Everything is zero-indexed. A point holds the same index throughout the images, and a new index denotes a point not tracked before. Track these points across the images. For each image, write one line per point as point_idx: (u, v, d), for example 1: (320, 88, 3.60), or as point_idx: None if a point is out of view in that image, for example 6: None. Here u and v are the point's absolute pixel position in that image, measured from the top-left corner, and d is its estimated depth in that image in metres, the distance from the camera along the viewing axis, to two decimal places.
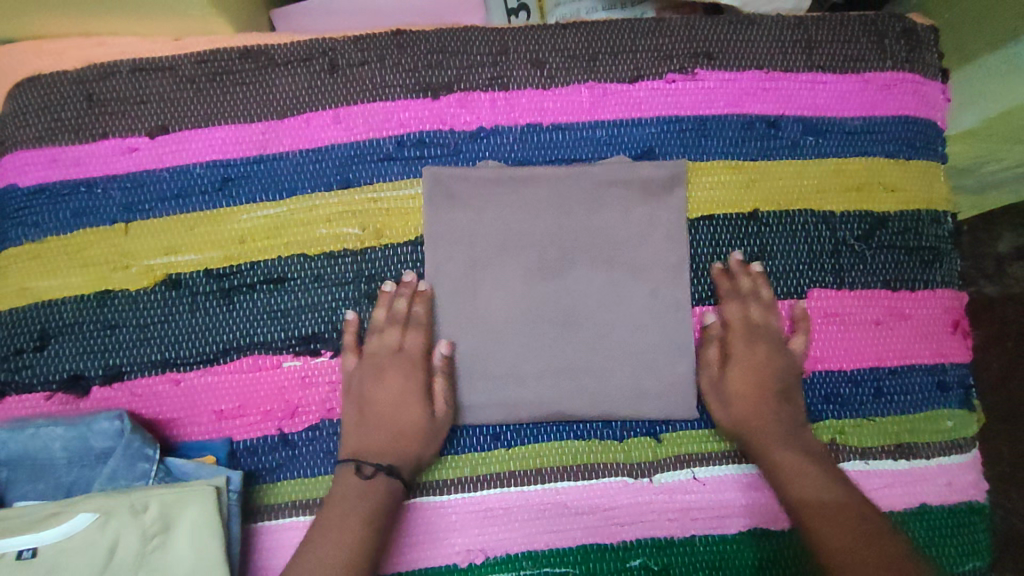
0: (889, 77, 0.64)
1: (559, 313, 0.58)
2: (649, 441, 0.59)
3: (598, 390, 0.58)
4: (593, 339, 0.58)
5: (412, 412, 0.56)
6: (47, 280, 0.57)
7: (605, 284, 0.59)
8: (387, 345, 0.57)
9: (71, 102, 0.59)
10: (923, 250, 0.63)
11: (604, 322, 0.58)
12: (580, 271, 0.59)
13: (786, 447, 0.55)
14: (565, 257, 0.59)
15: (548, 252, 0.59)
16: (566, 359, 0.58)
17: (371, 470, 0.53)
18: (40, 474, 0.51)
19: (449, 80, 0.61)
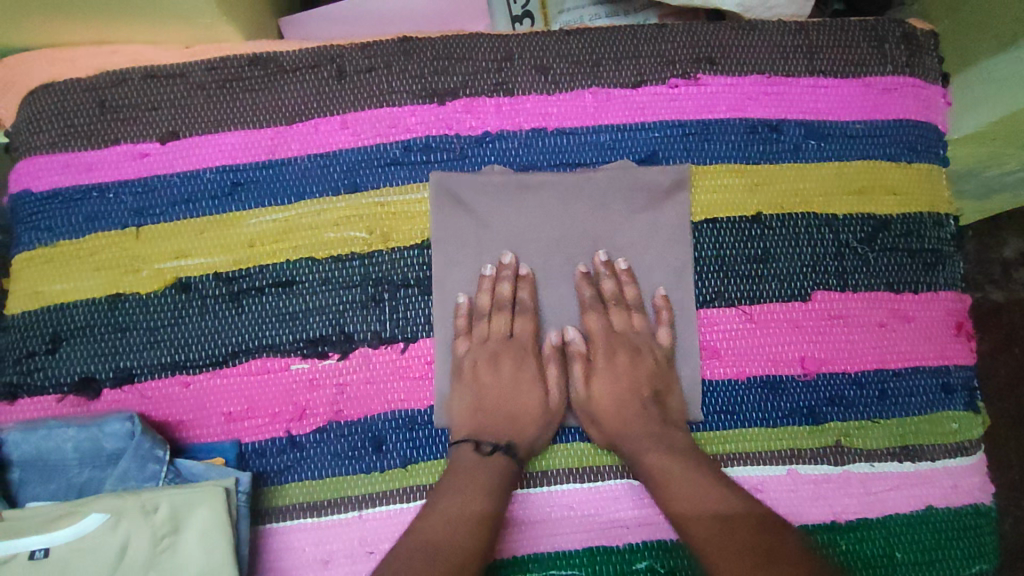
0: (890, 82, 0.65)
1: None
2: None
3: None
4: None
5: (532, 396, 0.59)
6: (59, 284, 0.58)
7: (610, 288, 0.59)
8: (498, 330, 0.60)
9: (83, 109, 0.60)
10: (926, 252, 0.63)
11: None
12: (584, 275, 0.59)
13: (655, 450, 0.56)
14: None
15: None
16: None
17: (489, 447, 0.56)
18: (52, 474, 0.51)
19: (455, 86, 0.62)
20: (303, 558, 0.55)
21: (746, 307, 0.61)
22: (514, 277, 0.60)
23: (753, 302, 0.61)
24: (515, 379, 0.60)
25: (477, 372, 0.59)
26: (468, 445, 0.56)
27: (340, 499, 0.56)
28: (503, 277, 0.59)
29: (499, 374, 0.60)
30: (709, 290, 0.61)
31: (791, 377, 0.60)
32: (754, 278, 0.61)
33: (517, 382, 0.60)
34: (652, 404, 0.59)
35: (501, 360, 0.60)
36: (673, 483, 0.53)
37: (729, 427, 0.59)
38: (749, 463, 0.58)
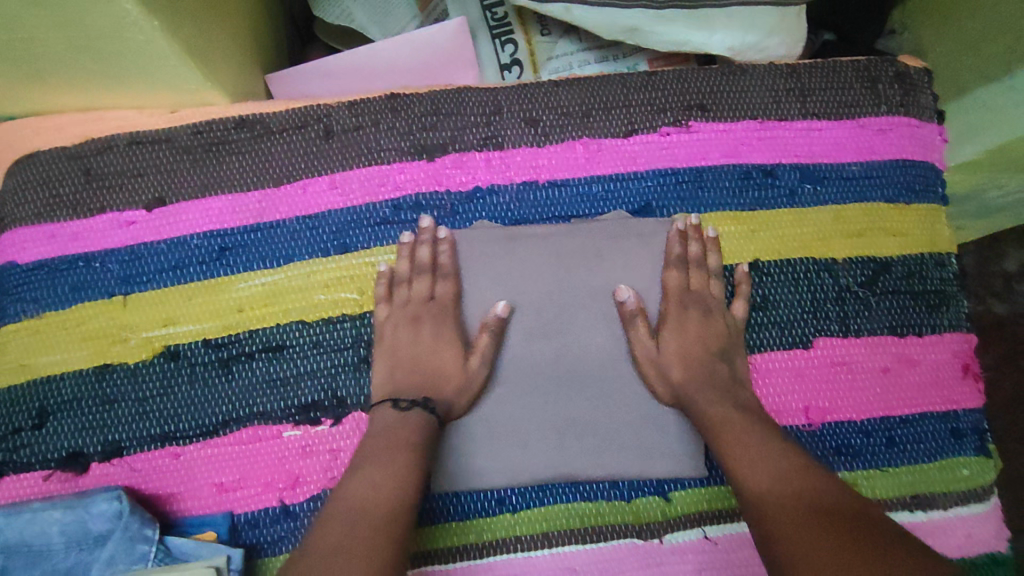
0: (883, 122, 0.64)
1: (560, 369, 0.58)
2: (658, 501, 0.57)
3: (605, 450, 0.57)
4: (594, 394, 0.58)
5: (447, 360, 0.57)
6: (47, 356, 0.57)
7: (606, 340, 0.58)
8: (418, 295, 0.58)
9: (69, 177, 0.60)
10: (928, 294, 0.62)
11: (606, 378, 0.58)
12: (579, 327, 0.58)
13: (724, 405, 0.54)
14: (564, 313, 0.58)
15: (546, 307, 0.58)
16: (569, 417, 0.57)
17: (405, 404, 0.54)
18: (38, 559, 0.49)
19: (444, 142, 0.62)
20: None
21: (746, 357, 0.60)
22: (433, 241, 0.58)
23: (754, 350, 0.60)
24: (433, 343, 0.57)
25: (396, 335, 0.57)
26: (387, 405, 0.54)
27: None
28: (422, 243, 0.58)
29: (417, 337, 0.57)
30: None
31: (797, 428, 0.59)
32: (754, 327, 0.60)
33: (437, 345, 0.57)
34: (721, 369, 0.57)
35: (420, 324, 0.57)
36: (744, 452, 0.50)
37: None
38: None
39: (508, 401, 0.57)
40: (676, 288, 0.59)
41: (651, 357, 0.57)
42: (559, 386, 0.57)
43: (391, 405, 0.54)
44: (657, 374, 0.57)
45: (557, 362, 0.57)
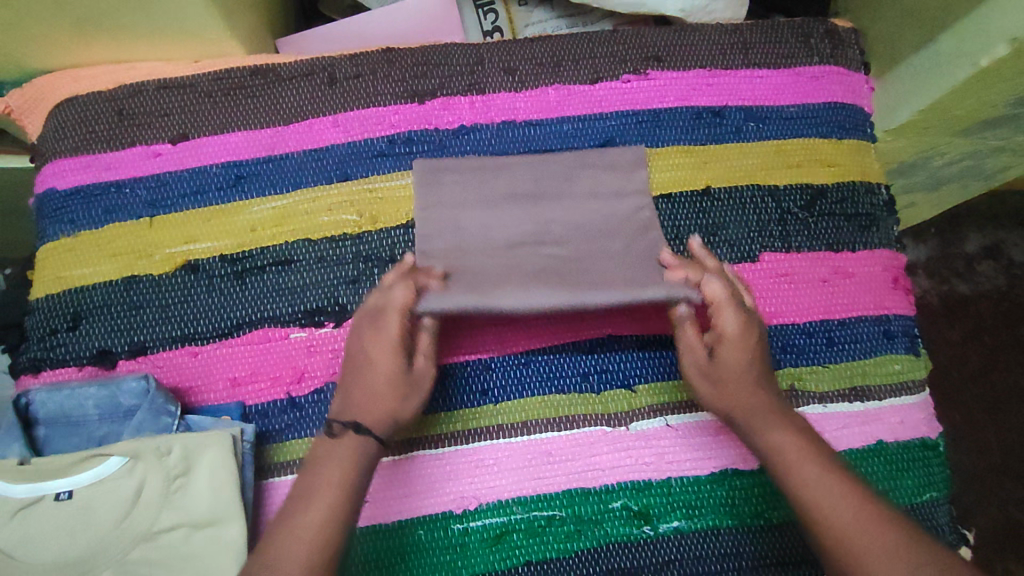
0: (816, 70, 0.73)
1: (543, 266, 0.63)
2: (625, 393, 0.65)
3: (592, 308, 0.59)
4: (578, 278, 0.61)
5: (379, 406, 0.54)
6: (80, 268, 0.65)
7: (581, 245, 0.65)
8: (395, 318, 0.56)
9: (103, 117, 0.68)
10: (860, 216, 0.70)
11: (587, 269, 0.63)
12: (557, 236, 0.65)
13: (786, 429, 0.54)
14: (542, 225, 0.65)
15: (525, 222, 0.66)
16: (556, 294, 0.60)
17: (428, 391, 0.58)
18: (74, 429, 0.56)
19: (433, 88, 0.70)
20: None
21: None
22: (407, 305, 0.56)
23: None
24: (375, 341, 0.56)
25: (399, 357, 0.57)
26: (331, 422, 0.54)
27: None
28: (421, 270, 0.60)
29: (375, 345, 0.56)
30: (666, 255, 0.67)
31: None
32: (706, 244, 0.68)
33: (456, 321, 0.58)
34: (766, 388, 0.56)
35: (381, 322, 0.56)
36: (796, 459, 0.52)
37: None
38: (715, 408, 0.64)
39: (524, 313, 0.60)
40: (718, 293, 0.57)
41: (705, 389, 0.57)
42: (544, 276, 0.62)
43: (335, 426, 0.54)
44: (708, 381, 0.57)
45: (559, 270, 0.63)
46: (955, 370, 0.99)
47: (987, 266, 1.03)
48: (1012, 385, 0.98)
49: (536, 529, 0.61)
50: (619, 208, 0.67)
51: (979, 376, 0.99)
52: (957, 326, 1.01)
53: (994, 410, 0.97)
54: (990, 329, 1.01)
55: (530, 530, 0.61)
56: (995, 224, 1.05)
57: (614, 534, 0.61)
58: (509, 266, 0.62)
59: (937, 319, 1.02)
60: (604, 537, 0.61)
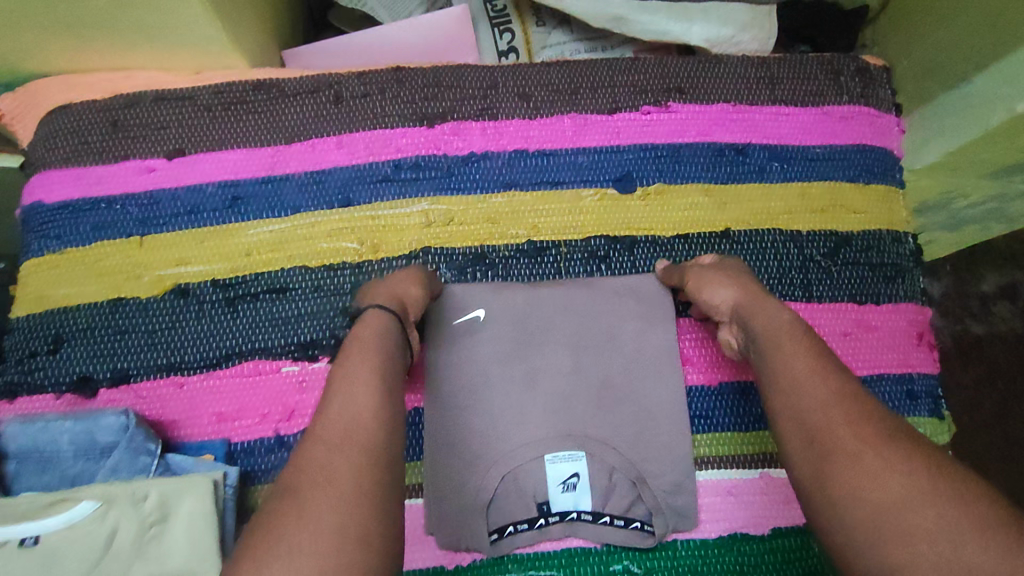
0: (846, 110, 0.70)
1: (529, 379, 0.60)
2: (627, 467, 0.58)
3: (562, 403, 0.60)
4: (557, 397, 0.60)
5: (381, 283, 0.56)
6: (64, 289, 0.61)
7: (571, 365, 0.61)
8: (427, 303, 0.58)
9: (96, 128, 0.65)
10: (886, 267, 0.67)
11: (571, 389, 0.60)
12: (546, 352, 0.61)
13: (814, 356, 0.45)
14: (532, 339, 0.62)
15: (516, 336, 0.62)
16: (539, 404, 0.60)
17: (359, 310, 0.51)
18: (46, 466, 0.53)
19: (443, 111, 0.67)
20: None
21: None
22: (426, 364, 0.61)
23: None
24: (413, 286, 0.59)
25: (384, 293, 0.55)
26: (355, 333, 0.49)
27: None
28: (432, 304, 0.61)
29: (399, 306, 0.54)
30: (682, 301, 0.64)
31: None
32: None
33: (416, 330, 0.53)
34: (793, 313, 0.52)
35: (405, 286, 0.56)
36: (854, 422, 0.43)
37: (704, 431, 0.62)
38: (740, 468, 0.61)
39: (509, 412, 0.59)
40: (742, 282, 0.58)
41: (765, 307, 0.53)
42: (527, 394, 0.60)
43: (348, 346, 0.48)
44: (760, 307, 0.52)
45: (544, 389, 0.60)
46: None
47: None
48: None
49: None
50: (611, 325, 0.62)
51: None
52: None
53: None
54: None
55: None
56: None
57: None
58: (494, 380, 0.60)
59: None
60: None
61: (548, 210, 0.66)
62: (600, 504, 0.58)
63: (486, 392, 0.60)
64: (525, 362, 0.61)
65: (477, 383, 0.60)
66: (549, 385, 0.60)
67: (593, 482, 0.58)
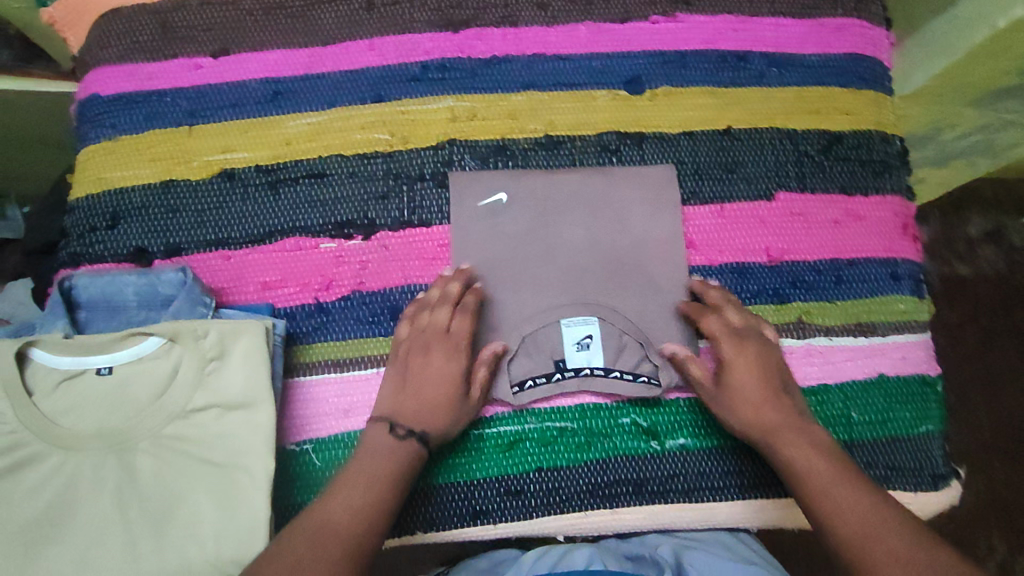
0: (840, 22, 0.75)
1: (546, 255, 0.66)
2: (633, 329, 0.65)
3: (577, 276, 0.66)
4: (572, 270, 0.66)
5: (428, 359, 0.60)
6: (120, 171, 0.67)
7: (586, 243, 0.67)
8: (438, 323, 0.61)
9: (147, 29, 0.70)
10: (874, 163, 0.72)
11: (585, 264, 0.66)
12: (561, 231, 0.67)
13: (799, 440, 0.56)
14: (549, 220, 0.67)
15: (534, 218, 0.67)
16: (555, 277, 0.66)
17: (404, 432, 0.57)
18: (114, 312, 0.59)
19: (467, 18, 0.72)
20: (325, 407, 0.63)
21: (718, 203, 0.70)
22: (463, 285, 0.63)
23: (724, 200, 0.70)
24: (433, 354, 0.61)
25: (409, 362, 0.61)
26: (384, 429, 0.57)
27: (360, 357, 0.64)
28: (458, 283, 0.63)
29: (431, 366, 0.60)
30: (686, 190, 0.70)
31: (759, 265, 0.69)
32: (724, 181, 0.70)
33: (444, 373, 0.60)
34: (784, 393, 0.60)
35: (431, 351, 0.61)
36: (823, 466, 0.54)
37: None
38: None
39: (528, 284, 0.66)
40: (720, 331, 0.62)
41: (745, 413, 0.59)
42: (545, 268, 0.66)
43: (386, 428, 0.57)
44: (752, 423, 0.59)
45: (561, 264, 0.66)
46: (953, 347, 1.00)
47: (989, 249, 1.04)
48: (1011, 366, 0.98)
49: (548, 439, 0.63)
50: (622, 209, 0.68)
51: (975, 355, 0.99)
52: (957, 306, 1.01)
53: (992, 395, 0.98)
54: (988, 311, 1.01)
55: (543, 438, 0.63)
56: (999, 210, 1.05)
57: (624, 447, 0.64)
58: (515, 257, 0.66)
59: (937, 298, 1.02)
60: (613, 449, 0.64)
61: (563, 109, 0.71)
62: (610, 361, 0.64)
63: (506, 266, 0.66)
64: (543, 240, 0.67)
65: (500, 259, 0.66)
66: (565, 261, 0.66)
67: (605, 343, 0.65)
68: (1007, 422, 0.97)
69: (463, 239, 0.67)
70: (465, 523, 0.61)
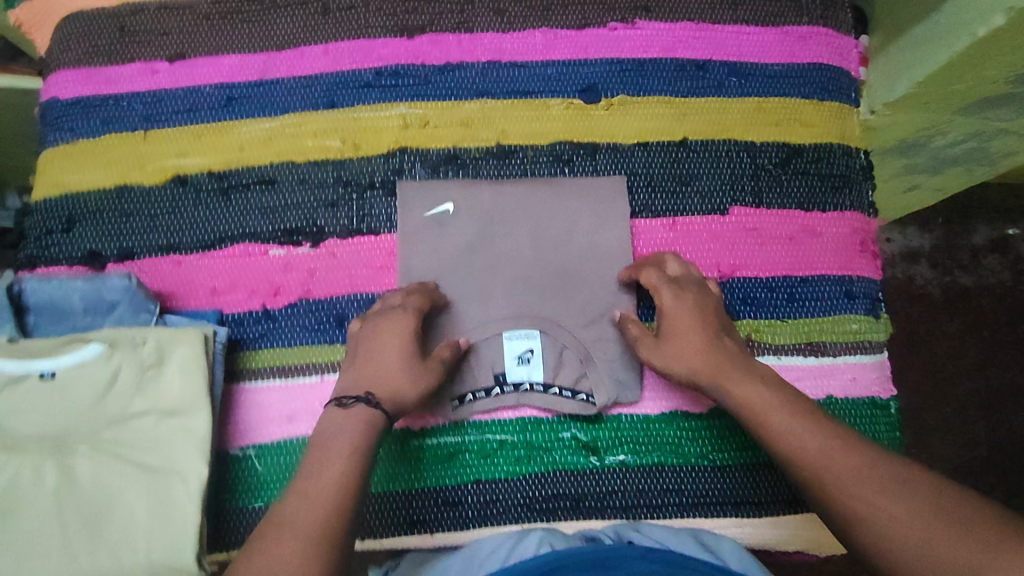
0: (805, 30, 0.73)
1: (491, 267, 0.67)
2: (575, 346, 0.65)
3: (520, 289, 0.66)
4: (516, 282, 0.66)
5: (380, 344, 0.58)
6: (76, 175, 0.68)
7: (531, 255, 0.67)
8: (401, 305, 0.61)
9: (105, 33, 0.71)
10: (833, 177, 0.71)
11: (530, 276, 0.66)
12: (507, 243, 0.67)
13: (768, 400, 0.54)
14: (495, 231, 0.67)
15: (480, 229, 0.67)
16: (498, 289, 0.66)
17: (351, 401, 0.54)
18: (62, 317, 0.61)
19: (423, 24, 0.72)
20: (269, 413, 0.64)
21: (670, 217, 0.69)
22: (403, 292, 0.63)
23: (677, 213, 0.69)
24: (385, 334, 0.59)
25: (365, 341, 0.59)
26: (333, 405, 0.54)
27: (305, 365, 0.65)
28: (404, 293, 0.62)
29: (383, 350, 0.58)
30: (638, 202, 0.69)
31: (709, 280, 0.68)
32: (678, 194, 0.70)
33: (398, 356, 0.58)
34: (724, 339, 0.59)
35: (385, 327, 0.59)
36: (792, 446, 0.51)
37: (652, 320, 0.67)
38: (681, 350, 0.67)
39: (472, 296, 0.66)
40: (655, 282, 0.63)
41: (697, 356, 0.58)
42: (489, 280, 0.66)
43: (336, 405, 0.54)
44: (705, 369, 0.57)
45: (506, 276, 0.66)
46: (950, 362, 0.97)
47: (993, 259, 1.00)
48: (1008, 382, 0.96)
49: (488, 451, 0.64)
50: (569, 221, 0.68)
51: (976, 370, 0.97)
52: (957, 319, 0.98)
53: (989, 408, 0.95)
54: (991, 324, 0.98)
55: (482, 451, 0.64)
56: (1006, 218, 1.01)
57: (563, 461, 0.65)
58: (460, 269, 0.66)
59: (937, 310, 0.99)
60: (552, 463, 0.64)
61: (518, 117, 0.71)
62: (550, 377, 0.65)
63: (451, 278, 0.66)
64: (488, 252, 0.67)
65: (445, 269, 0.66)
66: (509, 273, 0.67)
67: (545, 357, 0.65)
68: (1003, 436, 0.94)
69: (407, 249, 0.67)
70: (401, 531, 0.63)
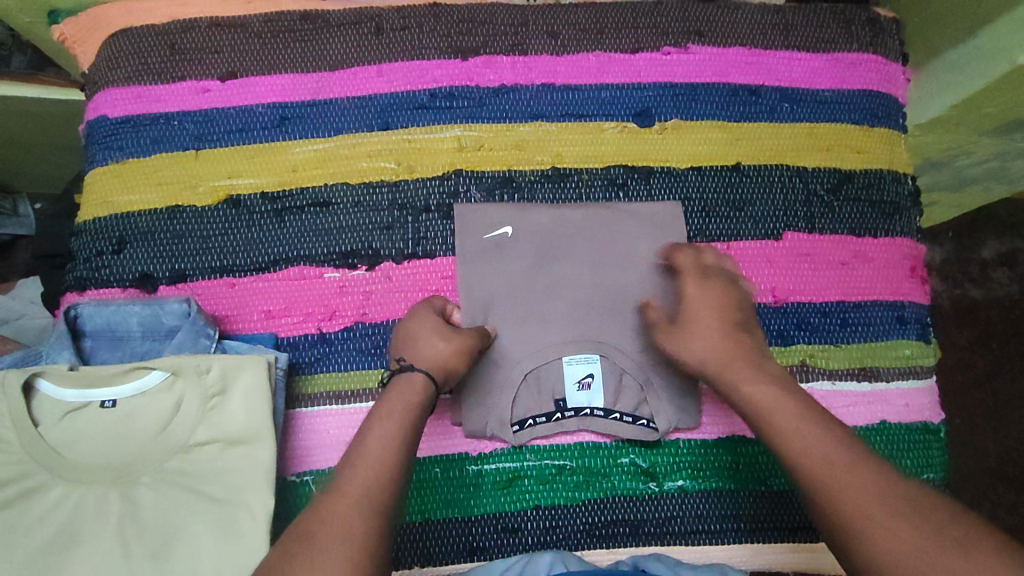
0: (855, 57, 0.74)
1: (550, 290, 0.66)
2: (634, 370, 0.65)
3: (581, 313, 0.66)
4: (576, 305, 0.66)
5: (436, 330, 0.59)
6: (126, 196, 0.67)
7: (590, 279, 0.67)
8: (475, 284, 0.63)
9: (155, 50, 0.70)
10: (884, 204, 0.72)
11: (589, 300, 0.66)
12: (567, 267, 0.67)
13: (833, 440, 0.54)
14: (553, 255, 0.67)
15: (539, 252, 0.67)
16: (558, 313, 0.66)
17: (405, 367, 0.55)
18: (119, 343, 0.60)
19: (476, 45, 0.71)
20: (327, 438, 0.63)
21: (724, 242, 0.69)
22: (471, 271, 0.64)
23: (731, 238, 0.70)
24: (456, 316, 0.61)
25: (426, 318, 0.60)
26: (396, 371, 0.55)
27: (360, 390, 0.64)
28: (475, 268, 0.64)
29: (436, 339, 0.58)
30: (692, 227, 0.69)
31: (764, 305, 0.68)
32: (731, 219, 0.70)
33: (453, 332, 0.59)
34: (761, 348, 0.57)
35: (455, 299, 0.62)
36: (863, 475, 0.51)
37: None
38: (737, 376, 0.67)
39: (532, 319, 0.66)
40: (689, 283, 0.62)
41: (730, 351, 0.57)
42: (549, 304, 0.66)
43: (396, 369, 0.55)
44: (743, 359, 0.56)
45: (567, 300, 0.66)
46: (958, 372, 0.94)
47: (1002, 273, 0.97)
48: (1015, 392, 0.93)
49: (546, 477, 0.64)
50: (627, 246, 0.68)
51: (984, 381, 0.94)
52: (966, 330, 0.96)
53: (996, 417, 0.93)
54: None
55: (541, 476, 0.64)
56: (1015, 233, 0.97)
57: (622, 487, 0.64)
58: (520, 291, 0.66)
59: (954, 324, 0.96)
60: (611, 489, 0.64)
61: (573, 141, 0.71)
62: (611, 402, 0.64)
63: (510, 300, 0.66)
64: (548, 275, 0.67)
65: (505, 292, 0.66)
66: (569, 297, 0.66)
67: (605, 382, 0.65)
68: None
69: (465, 271, 0.66)
70: (462, 558, 0.62)
